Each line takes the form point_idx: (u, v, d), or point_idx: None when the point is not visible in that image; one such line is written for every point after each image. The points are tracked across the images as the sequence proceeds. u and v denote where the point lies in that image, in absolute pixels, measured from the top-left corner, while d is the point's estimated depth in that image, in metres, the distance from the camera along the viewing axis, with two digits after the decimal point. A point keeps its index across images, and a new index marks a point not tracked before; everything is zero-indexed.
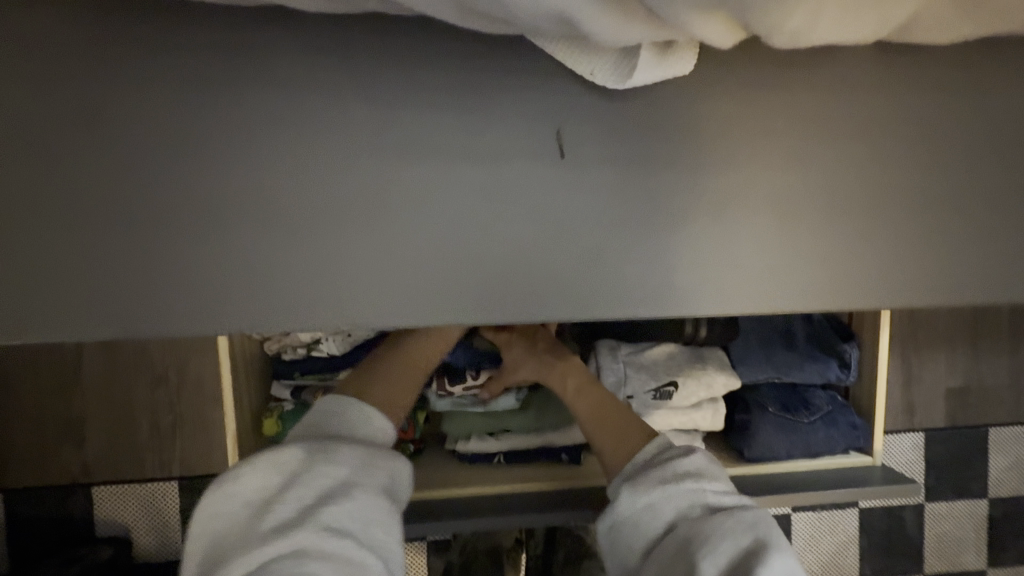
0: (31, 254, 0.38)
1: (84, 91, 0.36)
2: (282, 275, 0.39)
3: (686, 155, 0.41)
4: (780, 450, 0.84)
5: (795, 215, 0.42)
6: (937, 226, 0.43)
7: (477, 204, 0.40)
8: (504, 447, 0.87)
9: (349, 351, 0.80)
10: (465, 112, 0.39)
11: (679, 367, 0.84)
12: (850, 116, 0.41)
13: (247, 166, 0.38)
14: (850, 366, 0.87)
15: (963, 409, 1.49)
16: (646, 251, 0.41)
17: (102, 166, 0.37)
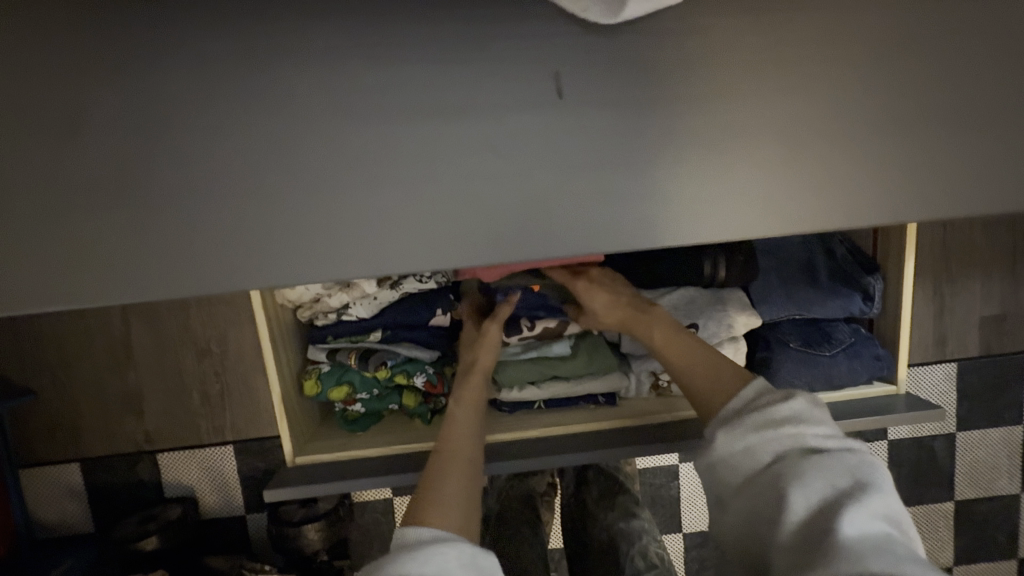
0: (83, 228, 0.41)
1: (115, 67, 0.39)
2: (302, 237, 0.41)
3: (682, 83, 0.40)
4: (801, 383, 0.84)
5: (800, 139, 0.42)
6: (948, 138, 0.43)
7: (479, 151, 0.41)
8: (547, 393, 0.87)
9: (377, 313, 0.84)
10: (458, 56, 0.39)
11: (699, 309, 0.86)
12: (848, 30, 0.41)
13: (258, 137, 0.40)
14: (875, 298, 0.86)
15: (999, 337, 1.46)
16: (651, 189, 0.42)
17: (138, 139, 0.40)
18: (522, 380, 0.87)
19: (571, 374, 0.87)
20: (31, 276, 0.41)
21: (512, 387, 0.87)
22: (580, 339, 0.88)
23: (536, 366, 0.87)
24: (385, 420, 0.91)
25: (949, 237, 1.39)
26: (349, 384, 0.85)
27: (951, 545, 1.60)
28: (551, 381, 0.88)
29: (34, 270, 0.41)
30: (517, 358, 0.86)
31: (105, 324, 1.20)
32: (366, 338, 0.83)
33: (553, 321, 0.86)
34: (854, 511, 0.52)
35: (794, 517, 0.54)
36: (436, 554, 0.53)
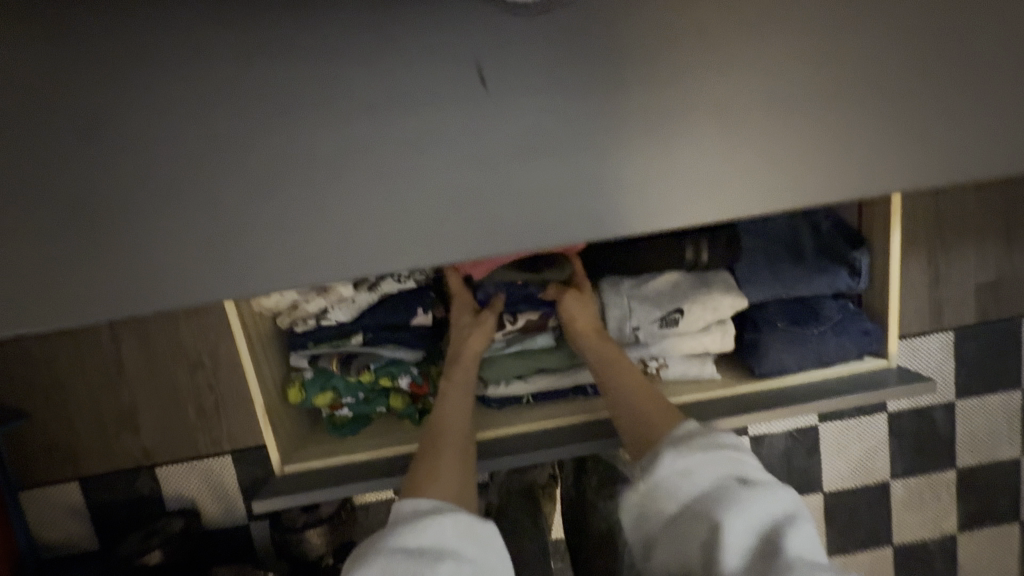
0: (80, 242, 0.44)
1: (84, 92, 0.42)
2: (265, 240, 0.45)
3: (600, 72, 0.44)
4: (790, 362, 0.83)
5: (712, 118, 0.45)
6: (853, 109, 0.46)
7: (416, 146, 0.44)
8: (534, 387, 0.86)
9: (356, 317, 0.82)
10: (386, 57, 0.42)
11: (683, 295, 0.84)
12: (749, 13, 0.44)
13: (210, 147, 0.43)
14: (862, 273, 0.84)
15: (996, 303, 1.45)
16: (580, 173, 0.46)
17: (126, 155, 0.43)
18: (507, 374, 0.86)
19: (556, 365, 0.86)
20: (38, 289, 0.45)
21: (499, 383, 0.86)
22: (562, 331, 0.88)
23: (519, 359, 0.86)
24: (375, 423, 0.90)
25: (942, 205, 1.37)
26: (334, 390, 0.84)
27: (955, 513, 1.61)
28: (537, 375, 0.87)
29: (40, 285, 0.45)
30: (500, 352, 0.85)
31: (96, 339, 1.19)
32: (347, 342, 0.83)
33: (536, 315, 0.84)
34: (789, 546, 0.55)
35: (732, 551, 0.56)
36: (432, 526, 0.59)
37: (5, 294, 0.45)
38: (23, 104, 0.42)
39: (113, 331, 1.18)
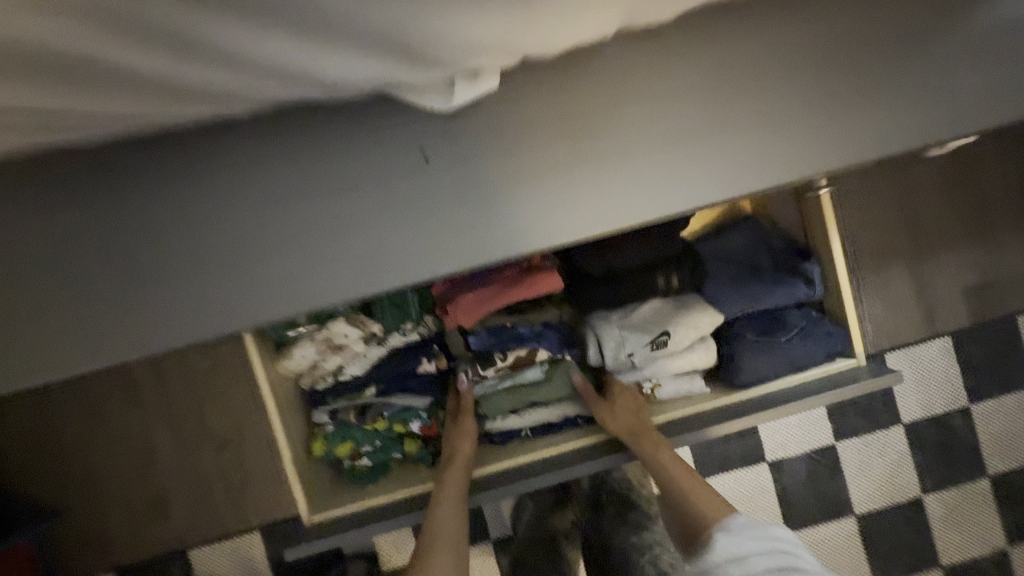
0: (60, 327, 0.48)
1: (55, 195, 0.46)
2: (227, 306, 0.48)
3: (525, 137, 0.49)
4: (765, 369, 0.90)
5: (627, 164, 0.51)
6: (758, 141, 0.51)
7: (366, 215, 0.49)
8: (529, 419, 0.94)
9: (368, 369, 0.92)
10: (333, 143, 0.48)
11: (666, 318, 0.92)
12: (650, 76, 0.49)
13: (174, 232, 0.47)
14: (814, 281, 0.93)
15: (989, 303, 1.48)
16: (515, 222, 0.50)
17: (96, 240, 0.47)
18: (503, 409, 0.93)
19: (546, 397, 0.94)
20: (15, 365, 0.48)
21: (496, 418, 0.94)
22: (552, 367, 0.94)
23: (511, 395, 0.93)
24: (390, 472, 0.97)
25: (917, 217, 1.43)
26: (353, 439, 0.93)
27: (999, 525, 1.55)
28: (531, 408, 0.95)
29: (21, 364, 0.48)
30: (494, 390, 0.92)
31: (129, 419, 1.27)
32: (361, 396, 0.92)
33: (524, 351, 0.90)
34: None
35: None
36: None
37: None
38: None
39: (150, 407, 1.27)
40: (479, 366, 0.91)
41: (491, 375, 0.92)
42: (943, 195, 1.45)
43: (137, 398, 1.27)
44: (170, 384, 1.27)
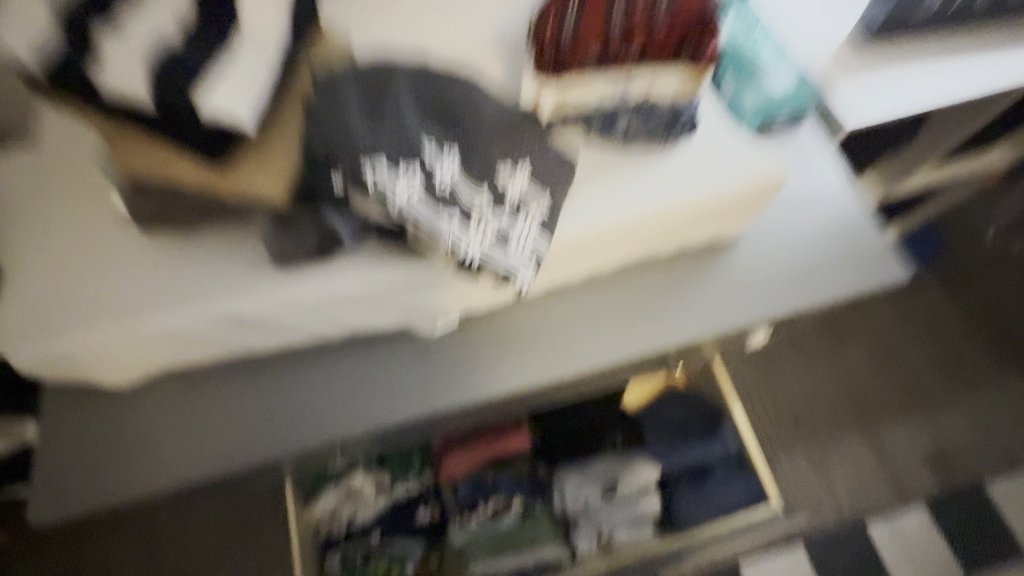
0: (136, 457, 0.66)
1: (178, 371, 0.70)
2: (249, 443, 0.67)
3: (474, 333, 0.74)
4: (698, 513, 1.15)
5: (536, 346, 0.74)
6: (628, 330, 0.75)
7: (359, 383, 0.70)
8: (506, 562, 1.12)
9: (376, 516, 1.13)
10: (353, 340, 0.72)
11: (615, 469, 1.16)
12: (556, 297, 0.77)
13: (237, 391, 0.69)
14: (728, 438, 1.19)
15: (1007, 460, 1.39)
16: (459, 382, 0.71)
17: (189, 395, 0.69)
18: (485, 553, 1.12)
19: (521, 542, 1.12)
20: (90, 487, 0.65)
21: (481, 561, 1.12)
22: (526, 514, 1.14)
23: (491, 540, 1.12)
24: None
25: (901, 366, 1.43)
26: None
27: None
28: (508, 553, 1.12)
29: (97, 483, 0.65)
30: (477, 535, 1.12)
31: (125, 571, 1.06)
32: (368, 540, 1.13)
33: (501, 499, 1.13)
34: None
35: None
36: None
37: (67, 494, 0.65)
38: (131, 397, 0.68)
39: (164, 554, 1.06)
40: (466, 512, 1.13)
41: (474, 520, 1.13)
42: (923, 341, 1.46)
43: (149, 546, 1.07)
44: (204, 534, 1.08)
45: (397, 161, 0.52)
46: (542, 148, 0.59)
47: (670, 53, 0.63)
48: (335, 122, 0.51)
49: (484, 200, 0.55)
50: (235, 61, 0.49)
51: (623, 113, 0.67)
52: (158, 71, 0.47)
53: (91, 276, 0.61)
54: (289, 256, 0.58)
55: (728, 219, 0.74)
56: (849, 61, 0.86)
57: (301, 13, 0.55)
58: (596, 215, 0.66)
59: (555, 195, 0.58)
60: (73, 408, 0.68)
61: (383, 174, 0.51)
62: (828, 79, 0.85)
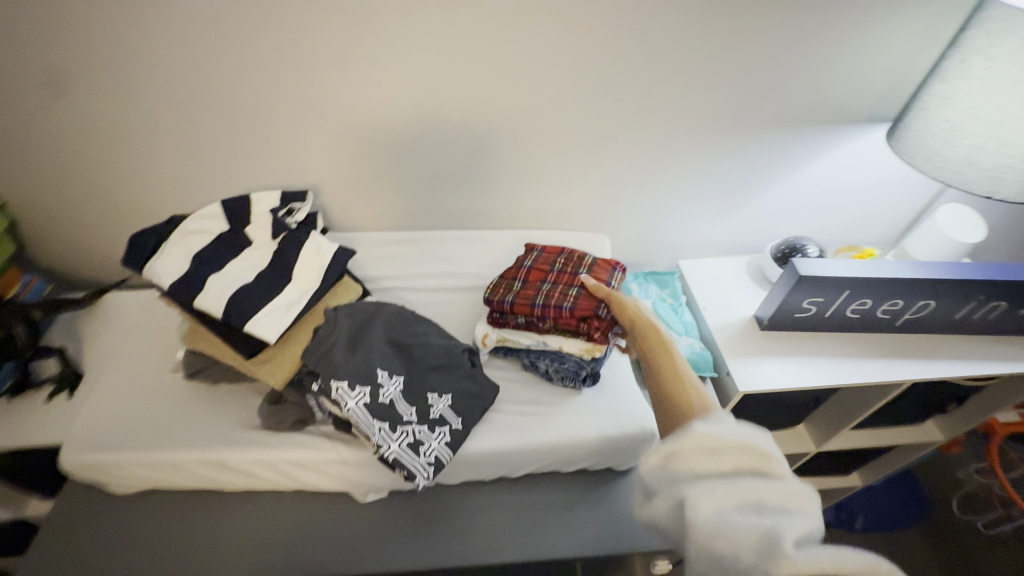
0: (87, 556, 0.81)
1: (149, 497, 0.88)
2: (177, 566, 0.80)
3: (384, 514, 0.87)
4: None
5: (434, 534, 0.85)
6: (516, 536, 0.85)
7: (282, 535, 0.85)
8: None
9: None
10: (289, 503, 0.89)
11: None
12: (459, 497, 0.90)
13: (187, 521, 0.86)
14: None
15: None
16: (360, 553, 0.83)
17: (147, 519, 0.86)
18: None
19: None
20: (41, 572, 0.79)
21: None
22: None
23: None
24: None
25: None
26: None
27: None
28: None
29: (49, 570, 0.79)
30: None
31: None
32: None
33: None
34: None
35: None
36: None
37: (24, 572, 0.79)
38: (115, 506, 0.87)
39: None
40: None
41: None
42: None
43: None
44: None
45: (355, 383, 0.75)
46: (469, 387, 0.83)
47: (575, 325, 0.87)
48: (323, 341, 0.78)
49: (412, 417, 0.77)
50: (279, 298, 0.79)
51: (543, 359, 0.91)
52: (229, 294, 0.77)
53: (129, 408, 0.86)
54: (270, 426, 0.81)
55: (614, 458, 0.88)
56: (751, 342, 1.09)
57: (330, 268, 0.85)
58: (497, 435, 0.83)
59: (467, 423, 0.80)
60: (77, 508, 0.86)
61: (342, 390, 0.73)
62: (732, 353, 1.06)
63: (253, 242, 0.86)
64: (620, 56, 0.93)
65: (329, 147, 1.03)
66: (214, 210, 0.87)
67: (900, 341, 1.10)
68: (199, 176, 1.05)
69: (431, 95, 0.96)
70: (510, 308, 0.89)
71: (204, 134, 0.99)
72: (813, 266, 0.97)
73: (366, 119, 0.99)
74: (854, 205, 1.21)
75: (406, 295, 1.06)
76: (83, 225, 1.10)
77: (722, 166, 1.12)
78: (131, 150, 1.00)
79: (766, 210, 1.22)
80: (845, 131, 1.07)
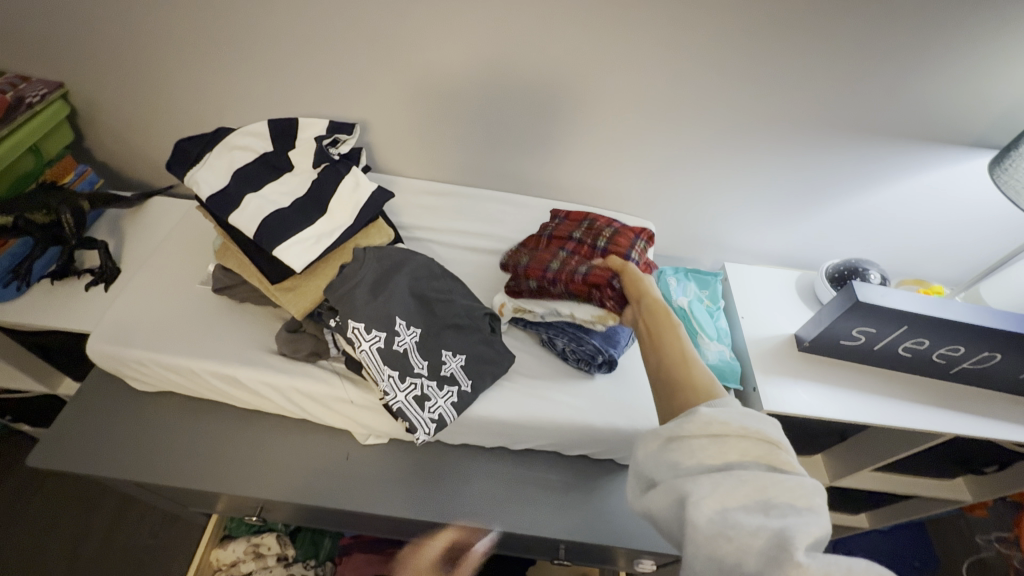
0: (100, 443, 0.85)
1: (164, 398, 0.91)
2: (180, 469, 0.83)
3: (382, 459, 0.88)
4: None
5: (427, 487, 0.85)
6: (509, 506, 0.84)
7: (280, 459, 0.87)
8: None
9: None
10: (293, 430, 0.90)
11: None
12: (456, 457, 0.89)
13: (195, 429, 0.88)
14: None
15: None
16: (353, 490, 0.84)
17: (159, 420, 0.89)
18: None
19: None
20: (57, 449, 0.83)
21: None
22: None
23: None
24: None
25: None
26: None
27: None
28: None
29: (64, 448, 0.83)
30: None
31: (37, 537, 1.15)
32: None
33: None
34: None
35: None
36: None
37: (42, 446, 0.83)
38: (132, 402, 0.90)
39: (81, 531, 1.17)
40: None
41: None
42: None
43: (74, 521, 1.19)
44: (128, 527, 1.19)
45: (371, 326, 0.74)
46: (484, 351, 0.81)
47: (586, 293, 0.83)
48: (346, 279, 0.77)
49: (422, 371, 0.76)
50: (310, 229, 0.78)
51: (560, 339, 0.87)
52: (263, 217, 0.76)
53: (156, 312, 0.88)
54: (285, 353, 0.81)
55: (620, 450, 0.85)
56: (785, 362, 1.02)
57: (366, 208, 0.83)
58: (506, 406, 0.81)
59: (477, 387, 0.79)
60: (98, 395, 0.90)
61: (358, 331, 0.73)
62: (763, 369, 1.01)
63: (294, 167, 0.84)
64: (706, 32, 0.85)
65: (384, 83, 0.99)
66: (262, 129, 0.85)
67: (949, 390, 1.01)
68: (253, 94, 1.04)
69: (500, 43, 0.91)
70: (521, 271, 0.88)
71: (263, 52, 0.97)
72: (872, 294, 0.90)
73: (426, 61, 0.95)
74: (929, 237, 1.11)
75: (438, 248, 1.04)
76: (139, 126, 1.12)
77: (792, 170, 1.03)
78: (191, 58, 0.99)
79: (832, 225, 1.13)
80: (940, 153, 0.96)
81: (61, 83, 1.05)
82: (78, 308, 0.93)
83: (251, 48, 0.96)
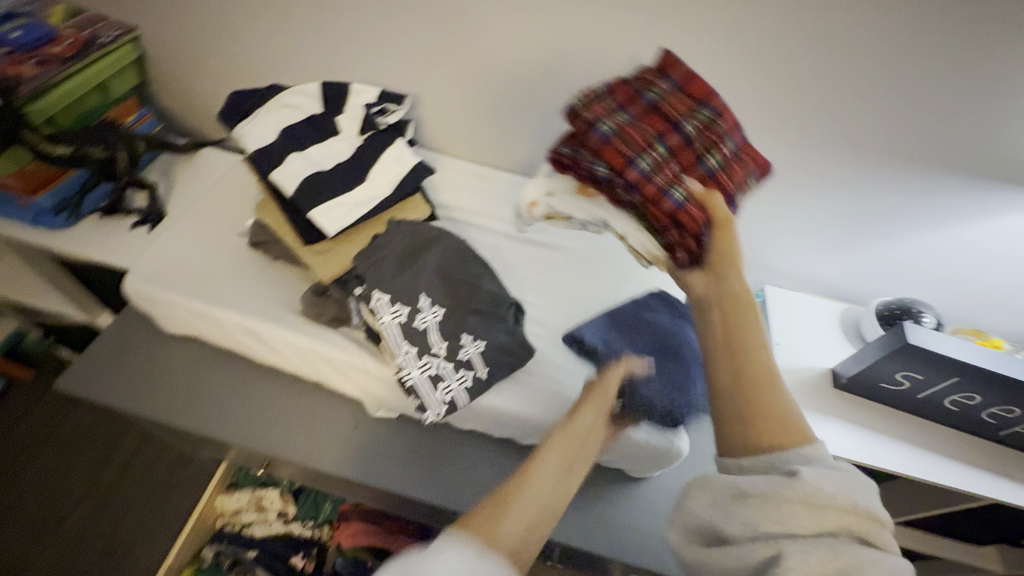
0: (128, 377, 0.88)
1: (191, 343, 0.94)
2: (197, 413, 0.85)
3: (389, 434, 0.88)
4: None
5: (431, 468, 0.85)
6: None
7: (292, 419, 0.88)
8: None
9: (265, 537, 1.14)
10: (308, 392, 0.91)
11: None
12: (463, 442, 0.88)
13: (216, 376, 0.90)
14: None
15: None
16: (358, 460, 0.84)
17: (184, 363, 0.91)
18: None
19: None
20: (88, 377, 0.87)
21: None
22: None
23: None
24: None
25: None
26: None
27: None
28: None
29: (95, 377, 0.87)
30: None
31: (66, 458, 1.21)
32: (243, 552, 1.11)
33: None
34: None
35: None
36: None
37: (75, 372, 0.87)
38: (161, 342, 0.93)
39: (106, 459, 1.23)
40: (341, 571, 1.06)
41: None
42: None
43: (100, 448, 1.24)
44: (146, 461, 1.24)
45: (396, 300, 0.75)
46: (505, 340, 0.77)
47: (661, 224, 0.66)
48: (375, 249, 0.77)
49: (440, 351, 0.75)
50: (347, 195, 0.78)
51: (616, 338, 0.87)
52: (304, 177, 0.76)
53: (193, 258, 0.90)
54: (308, 314, 0.82)
55: (632, 461, 0.82)
56: (818, 396, 0.97)
57: (405, 181, 0.82)
58: (519, 398, 0.80)
59: (492, 376, 0.76)
60: (132, 332, 0.94)
61: (382, 303, 0.74)
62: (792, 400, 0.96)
63: (341, 132, 0.84)
64: (782, 37, 0.80)
65: (441, 59, 0.98)
66: (315, 91, 0.86)
67: (998, 454, 0.93)
68: (313, 57, 1.04)
69: (564, 31, 0.88)
70: (600, 149, 0.66)
71: (328, 16, 0.97)
72: (926, 338, 0.83)
73: (484, 39, 0.93)
74: (1000, 292, 1.03)
75: (473, 231, 1.02)
76: (201, 77, 1.14)
77: (854, 194, 0.96)
78: (256, 14, 1.00)
79: (893, 259, 1.05)
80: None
81: (135, 26, 1.08)
82: (123, 245, 0.97)
83: (316, 10, 0.97)
